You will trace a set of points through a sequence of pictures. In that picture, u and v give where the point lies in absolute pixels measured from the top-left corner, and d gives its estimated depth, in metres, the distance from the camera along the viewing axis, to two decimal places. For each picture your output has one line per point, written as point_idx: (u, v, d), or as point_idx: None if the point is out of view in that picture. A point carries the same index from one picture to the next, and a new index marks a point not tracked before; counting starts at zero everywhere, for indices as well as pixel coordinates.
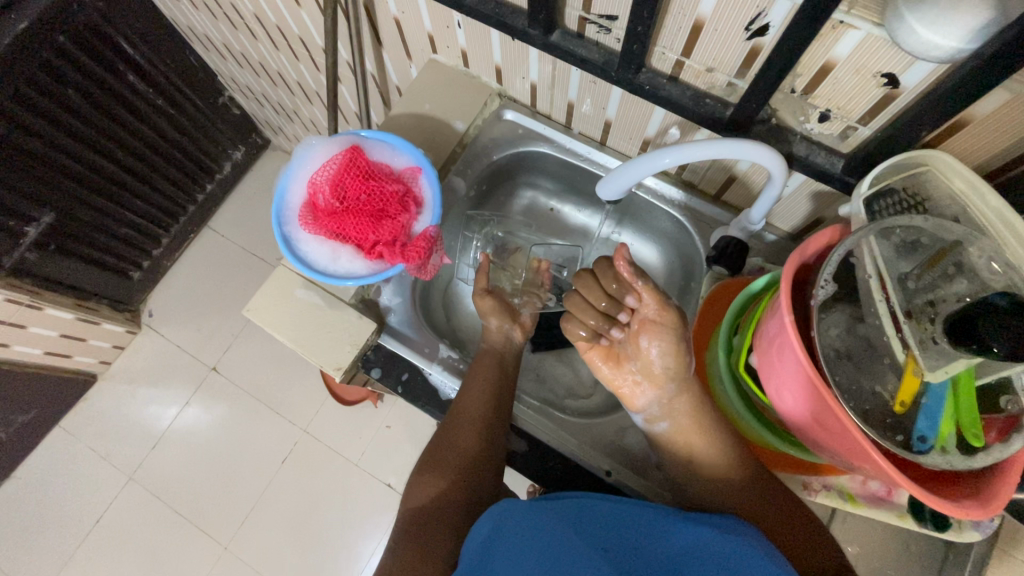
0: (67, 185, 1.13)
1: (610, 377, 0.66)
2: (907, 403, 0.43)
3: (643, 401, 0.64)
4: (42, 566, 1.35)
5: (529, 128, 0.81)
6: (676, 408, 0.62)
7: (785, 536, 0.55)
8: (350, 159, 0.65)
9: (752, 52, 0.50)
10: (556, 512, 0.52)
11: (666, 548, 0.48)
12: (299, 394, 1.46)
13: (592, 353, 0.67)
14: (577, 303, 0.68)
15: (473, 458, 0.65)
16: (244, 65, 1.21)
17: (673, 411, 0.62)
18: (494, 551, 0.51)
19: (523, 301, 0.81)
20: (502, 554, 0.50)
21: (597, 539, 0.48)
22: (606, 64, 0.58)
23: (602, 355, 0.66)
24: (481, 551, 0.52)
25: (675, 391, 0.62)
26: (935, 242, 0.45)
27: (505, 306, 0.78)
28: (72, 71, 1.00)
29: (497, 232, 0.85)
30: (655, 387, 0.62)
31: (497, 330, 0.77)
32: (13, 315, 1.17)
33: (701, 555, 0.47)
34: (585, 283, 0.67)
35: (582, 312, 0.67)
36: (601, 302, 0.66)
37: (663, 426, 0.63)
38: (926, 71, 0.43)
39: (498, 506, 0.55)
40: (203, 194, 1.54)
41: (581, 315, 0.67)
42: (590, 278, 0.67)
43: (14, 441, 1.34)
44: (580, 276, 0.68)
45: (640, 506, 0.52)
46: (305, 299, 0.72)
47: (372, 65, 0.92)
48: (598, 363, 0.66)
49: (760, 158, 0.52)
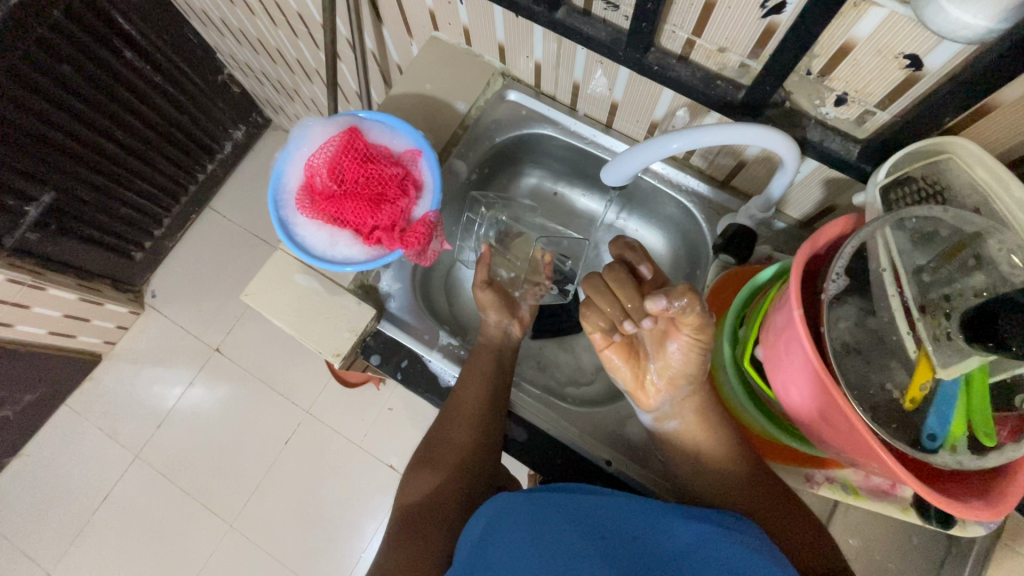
0: (66, 164, 1.12)
1: (627, 375, 0.61)
2: (917, 399, 0.42)
3: (656, 400, 0.61)
4: (51, 540, 1.37)
5: (532, 110, 0.79)
6: (685, 405, 0.60)
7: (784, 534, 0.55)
8: (348, 141, 0.63)
9: (767, 31, 0.48)
10: (552, 506, 0.52)
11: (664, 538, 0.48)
12: (302, 376, 1.47)
13: (609, 351, 0.61)
14: (598, 287, 0.61)
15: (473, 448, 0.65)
16: (242, 42, 1.19)
17: (683, 411, 0.60)
18: (490, 544, 0.51)
19: (523, 296, 0.79)
20: (500, 546, 0.50)
21: (593, 528, 0.49)
22: (613, 43, 0.55)
23: (621, 353, 0.61)
24: (475, 546, 0.52)
25: (689, 391, 0.59)
26: (954, 233, 0.43)
27: (506, 299, 0.76)
28: (66, 45, 0.98)
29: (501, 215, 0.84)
30: (669, 387, 0.60)
31: (495, 324, 0.74)
32: (16, 296, 1.17)
33: (699, 548, 0.46)
34: (615, 276, 0.61)
35: (605, 301, 0.60)
36: (628, 301, 0.59)
37: (672, 424, 0.61)
38: (952, 53, 0.40)
39: (493, 500, 0.55)
40: (204, 173, 1.53)
41: (603, 302, 0.60)
42: (621, 271, 0.62)
43: (21, 418, 1.35)
44: (612, 269, 0.62)
45: (636, 498, 0.52)
46: (303, 284, 0.71)
47: (373, 43, 0.90)
48: (615, 360, 0.61)
49: (773, 144, 0.49)
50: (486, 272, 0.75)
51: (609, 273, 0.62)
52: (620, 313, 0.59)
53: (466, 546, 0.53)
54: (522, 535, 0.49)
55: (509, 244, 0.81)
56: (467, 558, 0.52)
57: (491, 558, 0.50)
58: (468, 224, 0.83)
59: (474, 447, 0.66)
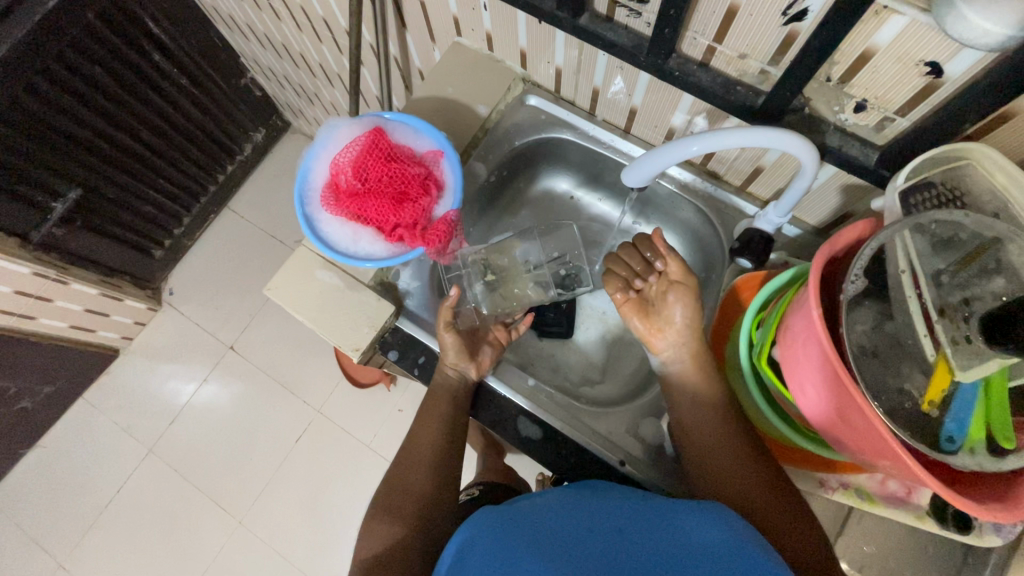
0: (91, 160, 1.15)
1: (640, 329, 0.69)
2: (934, 403, 0.42)
3: (662, 346, 0.67)
4: (64, 532, 1.39)
5: (551, 114, 0.81)
6: (686, 353, 0.65)
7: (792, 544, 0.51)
8: (373, 141, 0.65)
9: (788, 38, 0.49)
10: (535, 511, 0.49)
11: (671, 540, 0.43)
12: (314, 375, 1.49)
13: (626, 306, 0.70)
14: (613, 261, 0.74)
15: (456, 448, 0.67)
16: (267, 46, 1.22)
17: (684, 357, 0.65)
18: (478, 544, 0.46)
19: (487, 339, 0.74)
20: (482, 551, 0.45)
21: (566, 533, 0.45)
22: (635, 48, 0.57)
23: (635, 308, 0.69)
24: (457, 557, 0.46)
25: (686, 339, 0.65)
26: (974, 238, 0.43)
27: (469, 340, 0.72)
28: (97, 47, 1.01)
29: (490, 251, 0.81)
30: (673, 333, 0.66)
31: (451, 365, 0.70)
32: (39, 289, 1.20)
33: (709, 550, 0.42)
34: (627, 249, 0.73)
35: (618, 267, 0.73)
36: (636, 264, 0.72)
37: (675, 370, 0.65)
38: (973, 59, 0.41)
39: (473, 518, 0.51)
40: (224, 174, 1.56)
41: (616, 269, 0.73)
42: (631, 247, 0.74)
43: (40, 410, 1.38)
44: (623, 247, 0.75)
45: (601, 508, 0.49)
46: (325, 280, 0.72)
47: (395, 48, 0.92)
48: (630, 315, 0.70)
49: (792, 148, 0.50)
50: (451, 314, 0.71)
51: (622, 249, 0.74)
52: (631, 275, 0.72)
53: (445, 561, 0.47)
54: (513, 531, 0.46)
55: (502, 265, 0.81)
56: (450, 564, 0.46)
57: (476, 558, 0.45)
58: (456, 271, 0.79)
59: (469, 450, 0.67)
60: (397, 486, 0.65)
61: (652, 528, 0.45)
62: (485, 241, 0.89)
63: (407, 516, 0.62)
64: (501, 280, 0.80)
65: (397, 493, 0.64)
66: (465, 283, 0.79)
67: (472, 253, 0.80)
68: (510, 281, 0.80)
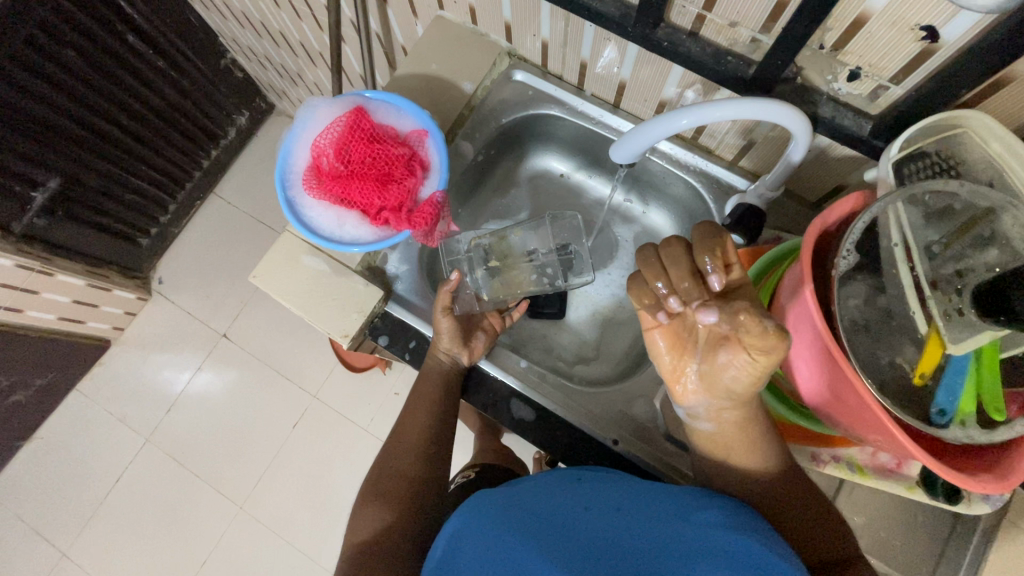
0: (70, 148, 1.12)
1: (666, 365, 0.50)
2: (926, 375, 0.42)
3: (690, 400, 0.51)
4: (65, 522, 1.40)
5: (539, 90, 0.79)
6: (724, 417, 0.50)
7: (788, 521, 0.52)
8: (354, 121, 0.64)
9: (779, 4, 0.47)
10: (526, 494, 0.49)
11: (664, 536, 0.41)
12: (309, 361, 1.48)
13: (657, 332, 0.50)
14: (648, 260, 0.50)
15: (438, 433, 0.68)
16: (245, 25, 1.18)
17: (719, 418, 0.51)
18: (470, 531, 0.46)
19: (482, 326, 0.73)
20: (472, 543, 0.45)
21: (551, 516, 0.45)
22: (621, 18, 0.55)
23: (668, 338, 0.49)
24: (448, 547, 0.46)
25: (729, 404, 0.49)
26: (968, 208, 0.42)
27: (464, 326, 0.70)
28: (67, 28, 0.97)
29: (486, 240, 0.79)
30: (708, 393, 0.49)
31: (444, 349, 0.68)
32: (25, 281, 1.18)
33: (686, 541, 0.41)
34: (671, 250, 0.48)
35: (653, 274, 0.49)
36: (680, 280, 0.47)
37: (705, 427, 0.52)
38: (969, 23, 0.40)
39: (467, 503, 0.50)
40: (209, 159, 1.53)
41: (650, 276, 0.49)
42: (681, 247, 0.48)
43: (34, 403, 1.37)
44: (671, 242, 0.49)
45: (587, 487, 0.49)
46: (312, 266, 0.71)
47: (377, 24, 0.88)
48: (659, 345, 0.50)
49: (780, 119, 0.49)
50: (449, 298, 0.69)
51: (665, 247, 0.49)
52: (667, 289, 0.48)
53: (437, 548, 0.47)
54: (502, 516, 0.46)
55: (506, 253, 0.79)
56: (443, 555, 0.46)
57: (467, 547, 0.45)
58: (457, 255, 0.79)
59: (441, 428, 0.68)
60: (388, 472, 0.65)
61: (630, 507, 0.45)
62: (475, 224, 0.88)
63: (400, 500, 0.62)
64: (502, 267, 0.78)
65: (389, 479, 0.64)
66: (465, 268, 0.78)
67: (474, 238, 0.79)
68: (511, 268, 0.78)
